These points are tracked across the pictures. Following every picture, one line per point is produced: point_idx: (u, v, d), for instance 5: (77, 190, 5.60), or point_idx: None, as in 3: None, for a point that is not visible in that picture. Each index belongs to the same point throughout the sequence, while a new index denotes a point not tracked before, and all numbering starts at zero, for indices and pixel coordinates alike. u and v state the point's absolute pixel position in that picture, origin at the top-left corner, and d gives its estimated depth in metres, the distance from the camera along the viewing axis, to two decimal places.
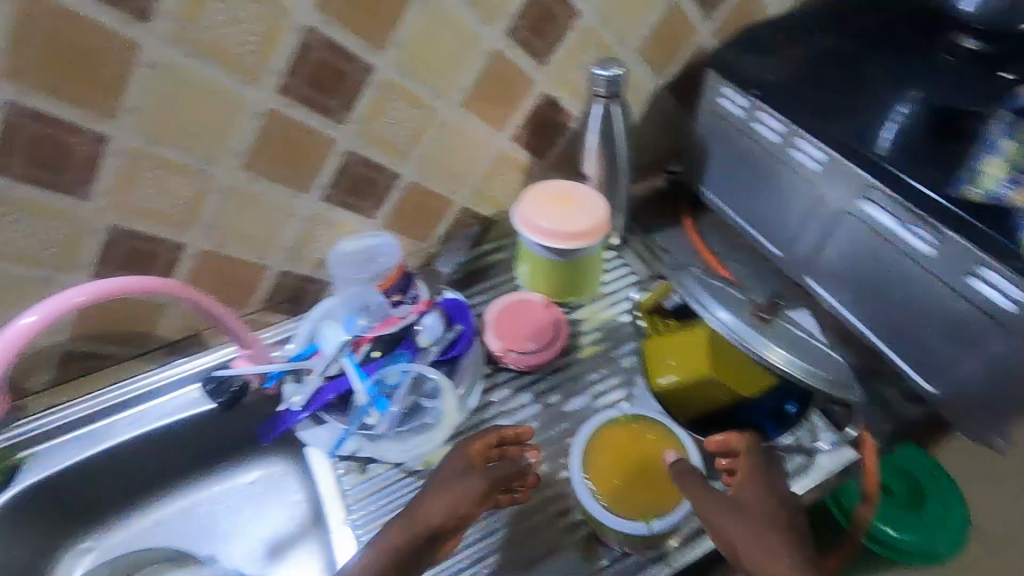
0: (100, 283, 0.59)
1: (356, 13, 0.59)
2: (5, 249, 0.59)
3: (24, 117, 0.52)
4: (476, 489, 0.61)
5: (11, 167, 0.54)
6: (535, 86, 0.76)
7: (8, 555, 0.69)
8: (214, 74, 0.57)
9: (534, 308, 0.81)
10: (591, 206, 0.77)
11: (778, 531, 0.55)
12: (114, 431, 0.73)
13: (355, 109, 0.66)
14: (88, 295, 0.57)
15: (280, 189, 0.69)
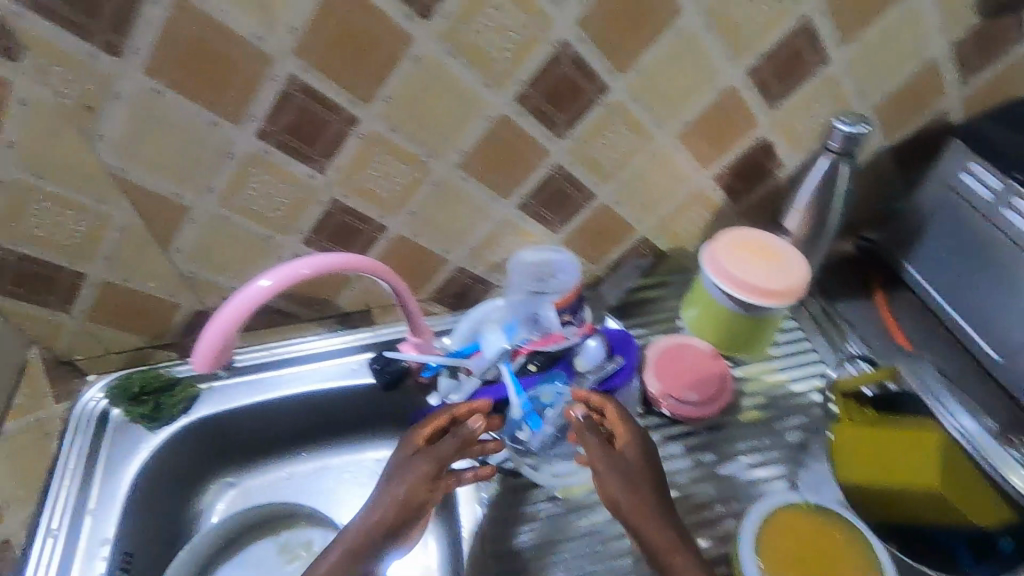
0: (325, 257, 0.60)
1: (613, 34, 0.58)
2: (242, 205, 0.64)
3: (297, 92, 0.56)
4: (427, 469, 0.64)
5: (272, 134, 0.58)
6: (756, 129, 0.72)
7: (167, 474, 0.74)
8: (466, 75, 0.58)
9: (701, 357, 0.77)
10: (792, 264, 0.72)
11: (647, 500, 0.61)
12: (281, 384, 0.78)
13: (578, 126, 0.66)
14: (313, 268, 0.58)
15: (483, 191, 0.69)
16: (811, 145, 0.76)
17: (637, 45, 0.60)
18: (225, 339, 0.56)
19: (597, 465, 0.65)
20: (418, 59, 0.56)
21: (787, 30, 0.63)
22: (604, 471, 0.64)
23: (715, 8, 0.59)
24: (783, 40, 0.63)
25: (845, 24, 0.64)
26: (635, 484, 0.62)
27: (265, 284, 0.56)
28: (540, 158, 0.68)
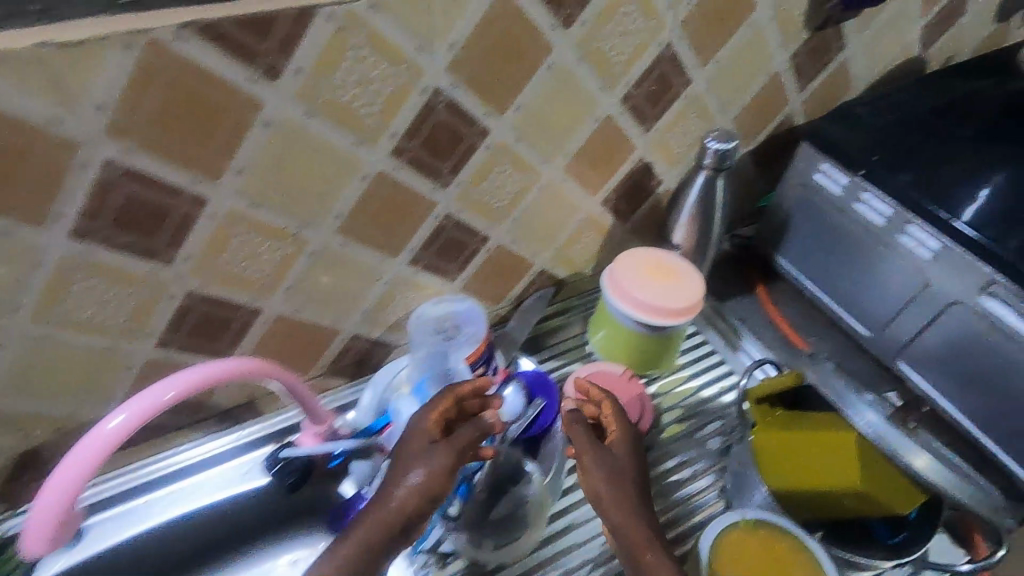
0: (195, 373, 0.52)
1: (487, 76, 0.54)
2: (69, 318, 0.51)
3: (121, 178, 0.45)
4: (444, 464, 0.56)
5: (96, 231, 0.47)
6: (635, 152, 0.72)
7: None
8: (331, 134, 0.51)
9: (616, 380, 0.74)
10: (689, 281, 0.73)
11: (631, 494, 0.59)
12: (157, 510, 0.64)
13: (463, 172, 0.61)
14: (181, 390, 0.50)
15: (369, 252, 0.63)
16: (684, 160, 0.78)
17: (513, 85, 0.56)
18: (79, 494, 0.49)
19: (583, 456, 0.61)
20: (272, 124, 0.48)
21: (653, 57, 0.63)
22: (589, 469, 0.61)
23: (585, 42, 0.57)
24: (649, 67, 0.64)
25: (702, 48, 0.66)
26: (621, 482, 0.60)
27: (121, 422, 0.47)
28: (427, 209, 0.62)
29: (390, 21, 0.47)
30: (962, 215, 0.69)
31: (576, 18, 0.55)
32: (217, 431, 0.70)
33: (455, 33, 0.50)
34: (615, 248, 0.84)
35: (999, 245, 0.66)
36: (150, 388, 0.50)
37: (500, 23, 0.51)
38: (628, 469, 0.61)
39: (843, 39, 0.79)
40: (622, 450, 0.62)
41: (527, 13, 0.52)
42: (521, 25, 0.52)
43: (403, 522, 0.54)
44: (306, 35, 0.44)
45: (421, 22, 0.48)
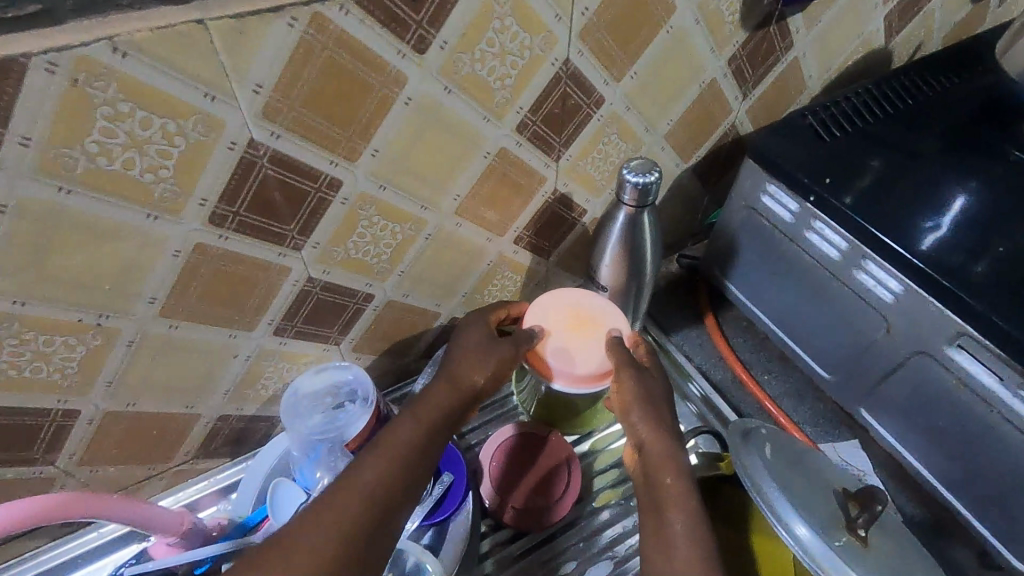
0: None
1: (320, 121, 0.43)
2: None
3: None
4: (507, 352, 0.56)
5: None
6: (546, 184, 0.61)
7: None
8: (108, 210, 0.39)
9: (540, 445, 0.68)
10: (605, 338, 0.59)
11: (661, 417, 0.51)
12: None
13: (318, 232, 0.50)
14: None
15: (213, 331, 0.51)
16: (610, 185, 0.67)
17: (361, 126, 0.45)
18: None
19: (617, 372, 0.55)
20: (12, 207, 0.36)
21: (548, 76, 0.51)
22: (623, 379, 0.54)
23: (451, 67, 0.45)
24: (546, 87, 0.52)
25: (612, 60, 0.54)
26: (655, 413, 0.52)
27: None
28: (280, 277, 0.51)
29: (153, 65, 0.35)
30: (920, 246, 0.58)
31: (431, 40, 0.43)
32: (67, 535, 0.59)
33: (257, 71, 0.38)
34: (539, 286, 0.73)
35: (963, 269, 0.56)
36: None
37: (322, 55, 0.39)
38: (662, 398, 0.53)
39: (790, 35, 0.67)
40: (663, 393, 0.54)
41: (358, 40, 0.40)
42: (353, 55, 0.40)
43: (411, 461, 0.46)
44: (21, 95, 0.32)
45: (202, 62, 0.36)
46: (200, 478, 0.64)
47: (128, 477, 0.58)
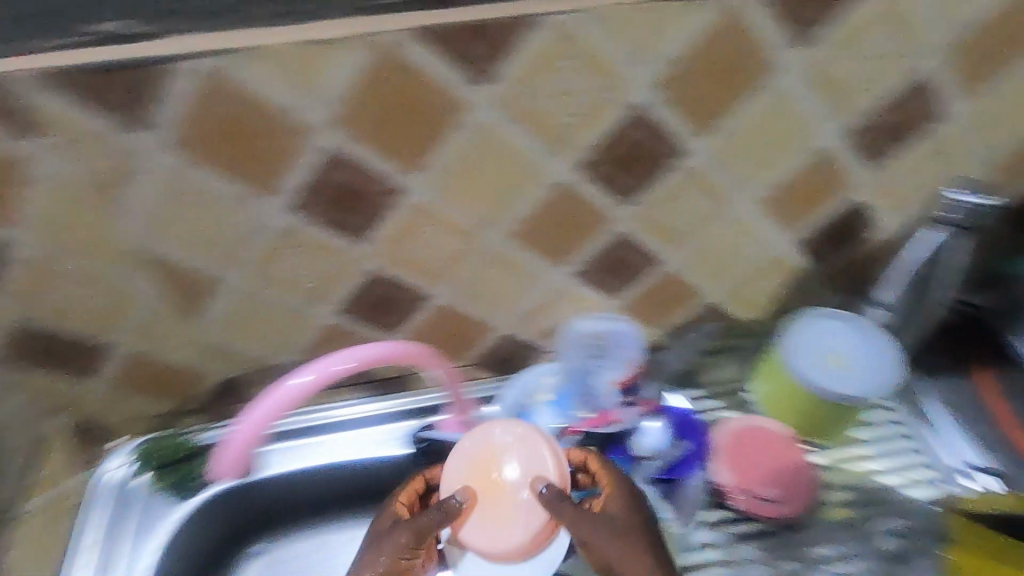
0: (365, 349, 0.58)
1: (546, 112, 0.51)
2: (146, 296, 0.57)
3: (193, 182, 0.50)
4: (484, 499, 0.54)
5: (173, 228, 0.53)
6: (731, 207, 0.62)
7: None
8: (379, 160, 0.51)
9: (773, 440, 0.61)
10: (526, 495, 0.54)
11: (647, 566, 0.52)
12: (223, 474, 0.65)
13: (513, 211, 0.57)
14: (351, 363, 0.57)
15: (415, 279, 0.62)
16: (798, 222, 0.66)
17: (576, 124, 0.53)
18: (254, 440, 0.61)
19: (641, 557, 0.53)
20: (324, 146, 0.50)
21: (756, 103, 0.55)
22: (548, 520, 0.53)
23: (669, 81, 0.51)
24: (752, 115, 0.55)
25: (828, 95, 0.56)
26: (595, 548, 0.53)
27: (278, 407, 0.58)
28: (469, 243, 0.59)
29: (448, 54, 0.47)
30: None
31: (658, 54, 0.50)
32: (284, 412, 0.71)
33: (512, 64, 0.48)
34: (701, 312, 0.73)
35: None
36: (330, 358, 0.58)
37: (566, 56, 0.48)
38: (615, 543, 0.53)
39: None
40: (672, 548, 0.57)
41: (598, 51, 0.48)
42: (591, 61, 0.49)
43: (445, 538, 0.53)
44: (355, 59, 0.46)
45: (480, 55, 0.47)
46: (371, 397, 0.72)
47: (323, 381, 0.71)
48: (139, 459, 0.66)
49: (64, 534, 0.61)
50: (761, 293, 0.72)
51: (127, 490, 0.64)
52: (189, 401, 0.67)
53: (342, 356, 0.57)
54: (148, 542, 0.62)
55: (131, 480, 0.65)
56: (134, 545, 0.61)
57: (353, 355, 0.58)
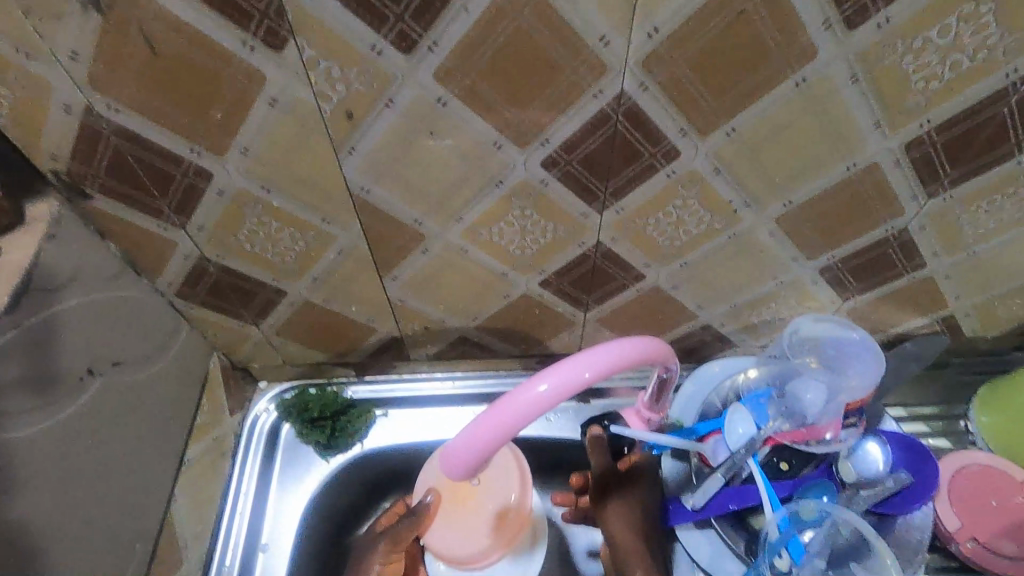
0: (602, 351, 0.41)
1: (700, 87, 0.37)
2: (195, 256, 0.50)
3: (243, 134, 0.39)
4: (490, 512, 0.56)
5: (221, 185, 0.43)
6: (898, 221, 0.49)
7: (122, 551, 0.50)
8: (471, 125, 0.39)
9: (1018, 489, 0.60)
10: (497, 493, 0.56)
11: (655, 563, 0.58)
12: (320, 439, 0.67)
13: (630, 198, 0.46)
14: (598, 371, 0.40)
15: (495, 261, 0.53)
16: (978, 247, 0.52)
17: (732, 99, 0.38)
18: (484, 450, 0.40)
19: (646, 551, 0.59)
20: (398, 104, 0.38)
21: (991, 90, 0.38)
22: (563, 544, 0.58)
23: (877, 54, 0.35)
24: (983, 101, 0.38)
25: None
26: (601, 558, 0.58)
27: (459, 471, 0.41)
28: (573, 234, 0.50)
29: None
30: None
31: (871, 15, 0.33)
32: (362, 381, 0.69)
33: (662, 16, 0.33)
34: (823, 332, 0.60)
35: None
36: (570, 361, 0.40)
37: (738, 8, 0.33)
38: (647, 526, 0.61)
39: None
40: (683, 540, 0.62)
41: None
42: (772, 17, 0.33)
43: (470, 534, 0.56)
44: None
45: None
46: (447, 375, 0.70)
47: (379, 348, 0.66)
48: (285, 411, 0.67)
49: (215, 500, 0.61)
50: (889, 313, 0.61)
51: (251, 430, 0.66)
52: (239, 353, 0.64)
53: (530, 403, 0.38)
54: (272, 508, 0.63)
55: (284, 428, 0.67)
56: (255, 508, 0.62)
57: (546, 401, 0.39)
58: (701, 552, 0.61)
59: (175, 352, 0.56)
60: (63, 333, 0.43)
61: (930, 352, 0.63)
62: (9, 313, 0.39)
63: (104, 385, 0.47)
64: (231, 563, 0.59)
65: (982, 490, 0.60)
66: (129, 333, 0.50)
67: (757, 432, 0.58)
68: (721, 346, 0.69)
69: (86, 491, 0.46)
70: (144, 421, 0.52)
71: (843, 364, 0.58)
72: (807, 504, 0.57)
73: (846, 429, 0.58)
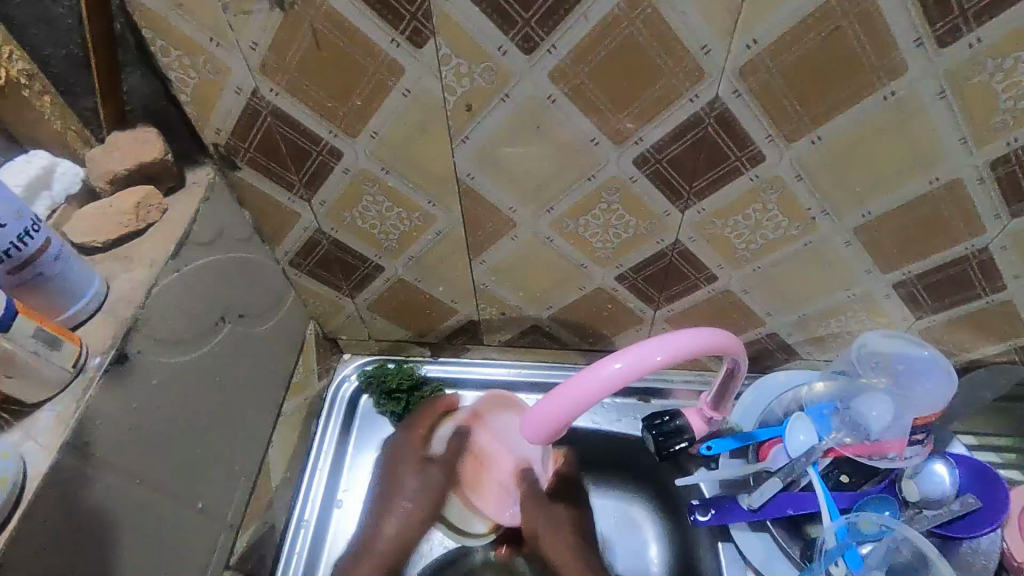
0: (674, 336, 0.44)
1: (787, 98, 0.41)
2: (314, 229, 0.56)
3: (373, 121, 0.45)
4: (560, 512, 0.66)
5: (348, 165, 0.49)
6: (978, 239, 0.49)
7: (233, 483, 0.57)
8: (572, 121, 0.44)
9: None
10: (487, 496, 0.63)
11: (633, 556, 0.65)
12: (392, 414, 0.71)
13: (711, 199, 0.49)
14: (670, 355, 0.42)
15: (575, 253, 0.57)
16: None
17: (819, 111, 0.41)
18: (568, 419, 0.43)
19: None
20: (513, 99, 0.43)
21: None
22: None
23: (966, 71, 0.37)
24: None
25: None
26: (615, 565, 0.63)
27: (536, 437, 0.44)
28: (653, 231, 0.53)
29: (684, 4, 0.36)
30: None
31: (963, 34, 0.36)
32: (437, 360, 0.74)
33: (761, 29, 0.37)
34: (897, 345, 0.60)
35: None
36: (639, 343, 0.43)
37: (834, 24, 0.36)
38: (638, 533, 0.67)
39: None
40: None
41: (884, 17, 0.35)
42: (866, 33, 0.36)
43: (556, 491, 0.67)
44: (581, 10, 0.37)
45: (723, 5, 0.36)
46: (514, 361, 0.74)
47: (457, 330, 0.71)
48: (365, 381, 0.72)
49: (302, 455, 0.68)
50: (966, 338, 0.61)
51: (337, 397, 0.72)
52: (331, 324, 0.71)
53: (601, 382, 0.41)
54: (348, 468, 0.68)
55: (362, 398, 0.72)
56: (332, 468, 0.68)
57: (614, 381, 0.41)
58: (756, 554, 0.62)
59: (281, 317, 0.64)
60: (206, 283, 0.51)
61: (1009, 378, 0.63)
62: (173, 259, 0.47)
63: (230, 333, 0.55)
64: (309, 517, 0.65)
65: None
66: (250, 291, 0.57)
67: (818, 441, 0.58)
68: (786, 357, 0.70)
69: (212, 425, 0.53)
70: (256, 372, 0.60)
71: (911, 382, 0.59)
72: (867, 517, 0.57)
73: (912, 447, 0.59)
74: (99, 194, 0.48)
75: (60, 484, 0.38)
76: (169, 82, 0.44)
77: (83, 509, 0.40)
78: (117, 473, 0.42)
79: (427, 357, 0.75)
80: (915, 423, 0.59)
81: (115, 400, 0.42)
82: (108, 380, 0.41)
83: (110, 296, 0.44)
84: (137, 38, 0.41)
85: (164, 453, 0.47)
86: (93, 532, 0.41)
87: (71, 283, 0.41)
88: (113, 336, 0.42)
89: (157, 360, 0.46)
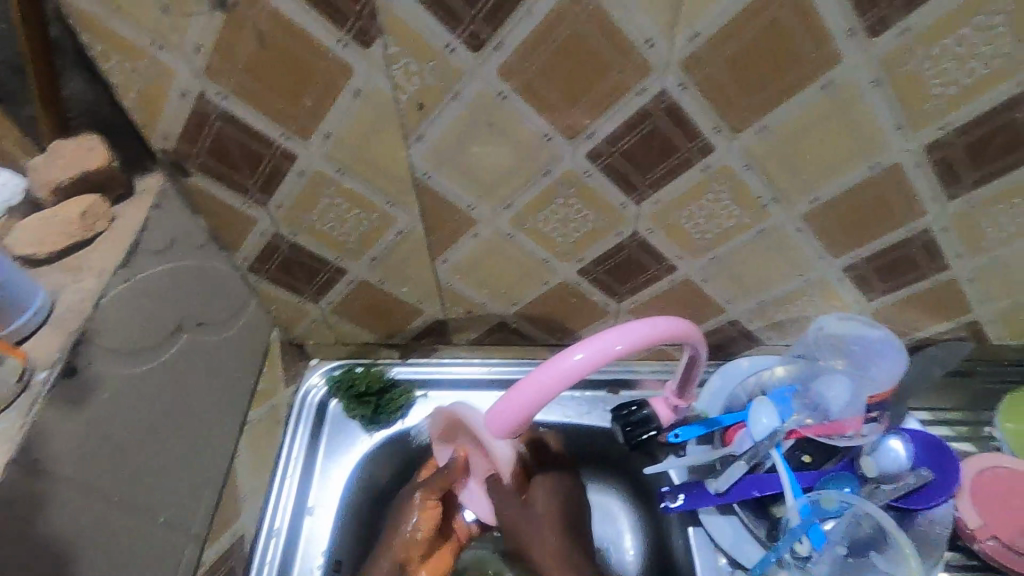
0: (631, 327, 0.44)
1: (732, 89, 0.42)
2: (271, 233, 0.56)
3: (324, 121, 0.45)
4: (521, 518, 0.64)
5: (302, 167, 0.49)
6: (920, 221, 0.51)
7: (197, 495, 0.56)
8: (525, 117, 0.44)
9: None
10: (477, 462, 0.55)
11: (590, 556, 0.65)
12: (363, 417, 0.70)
13: (666, 191, 0.50)
14: (629, 344, 0.43)
15: (536, 248, 0.58)
16: (1000, 250, 0.54)
17: (763, 101, 0.42)
18: (531, 413, 0.43)
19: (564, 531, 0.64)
20: (464, 96, 0.43)
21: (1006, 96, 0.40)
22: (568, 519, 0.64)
23: (897, 58, 0.39)
24: (1003, 105, 0.41)
25: None
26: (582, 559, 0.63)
27: (499, 432, 0.44)
28: (611, 224, 0.54)
29: None
30: None
31: (891, 25, 0.37)
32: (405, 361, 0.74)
33: (701, 22, 0.38)
34: (852, 326, 0.63)
35: None
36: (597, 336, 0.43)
37: (770, 16, 0.37)
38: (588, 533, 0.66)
39: None
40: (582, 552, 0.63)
41: (817, 8, 0.36)
42: (801, 24, 0.37)
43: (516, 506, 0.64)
44: (525, 7, 0.37)
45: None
46: (483, 359, 0.74)
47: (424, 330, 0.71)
48: (332, 386, 0.71)
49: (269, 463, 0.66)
50: (916, 318, 0.63)
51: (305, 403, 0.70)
52: (297, 330, 0.70)
53: (561, 373, 0.41)
54: (318, 475, 0.67)
55: (330, 404, 0.71)
56: (302, 475, 0.66)
57: (574, 372, 0.41)
58: (725, 536, 0.62)
59: (242, 324, 0.63)
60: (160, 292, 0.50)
61: (951, 358, 0.65)
62: (123, 269, 0.46)
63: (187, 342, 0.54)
64: (279, 526, 0.63)
65: (1002, 491, 0.62)
66: (208, 298, 0.56)
67: (780, 424, 0.61)
68: (749, 344, 0.71)
69: (172, 436, 0.52)
70: (218, 381, 0.59)
71: (866, 361, 0.63)
72: (829, 493, 0.58)
73: (868, 425, 0.62)
74: (43, 204, 0.46)
75: (9, 502, 0.37)
76: (111, 88, 0.43)
77: (34, 527, 0.39)
78: (70, 490, 0.41)
79: (395, 359, 0.74)
80: (872, 401, 0.62)
81: (65, 413, 0.41)
82: (56, 394, 0.40)
83: (57, 308, 0.43)
84: (75, 43, 0.40)
85: (121, 467, 0.46)
86: (47, 550, 0.40)
87: (14, 296, 0.40)
88: (61, 348, 0.41)
89: (109, 372, 0.45)
